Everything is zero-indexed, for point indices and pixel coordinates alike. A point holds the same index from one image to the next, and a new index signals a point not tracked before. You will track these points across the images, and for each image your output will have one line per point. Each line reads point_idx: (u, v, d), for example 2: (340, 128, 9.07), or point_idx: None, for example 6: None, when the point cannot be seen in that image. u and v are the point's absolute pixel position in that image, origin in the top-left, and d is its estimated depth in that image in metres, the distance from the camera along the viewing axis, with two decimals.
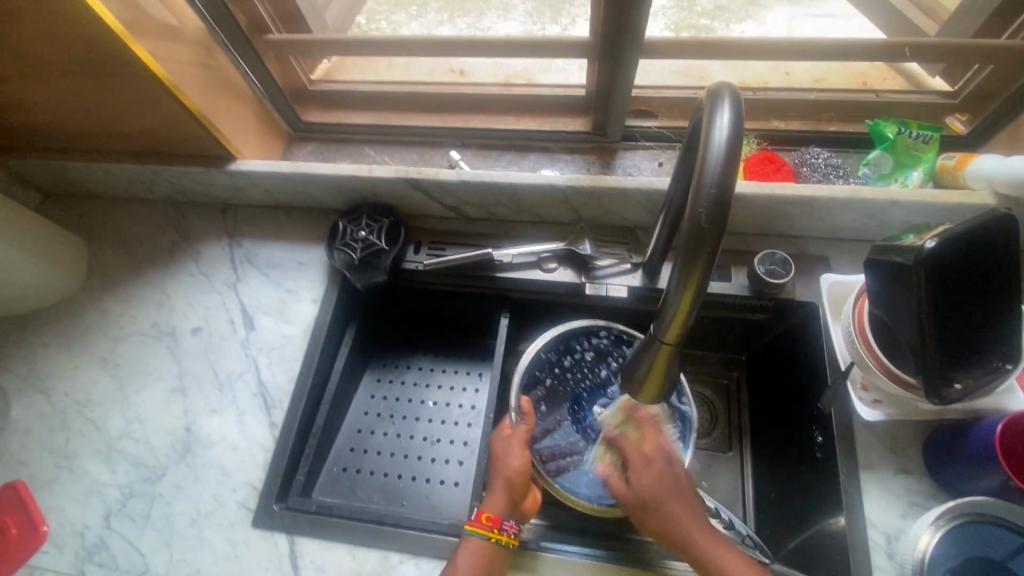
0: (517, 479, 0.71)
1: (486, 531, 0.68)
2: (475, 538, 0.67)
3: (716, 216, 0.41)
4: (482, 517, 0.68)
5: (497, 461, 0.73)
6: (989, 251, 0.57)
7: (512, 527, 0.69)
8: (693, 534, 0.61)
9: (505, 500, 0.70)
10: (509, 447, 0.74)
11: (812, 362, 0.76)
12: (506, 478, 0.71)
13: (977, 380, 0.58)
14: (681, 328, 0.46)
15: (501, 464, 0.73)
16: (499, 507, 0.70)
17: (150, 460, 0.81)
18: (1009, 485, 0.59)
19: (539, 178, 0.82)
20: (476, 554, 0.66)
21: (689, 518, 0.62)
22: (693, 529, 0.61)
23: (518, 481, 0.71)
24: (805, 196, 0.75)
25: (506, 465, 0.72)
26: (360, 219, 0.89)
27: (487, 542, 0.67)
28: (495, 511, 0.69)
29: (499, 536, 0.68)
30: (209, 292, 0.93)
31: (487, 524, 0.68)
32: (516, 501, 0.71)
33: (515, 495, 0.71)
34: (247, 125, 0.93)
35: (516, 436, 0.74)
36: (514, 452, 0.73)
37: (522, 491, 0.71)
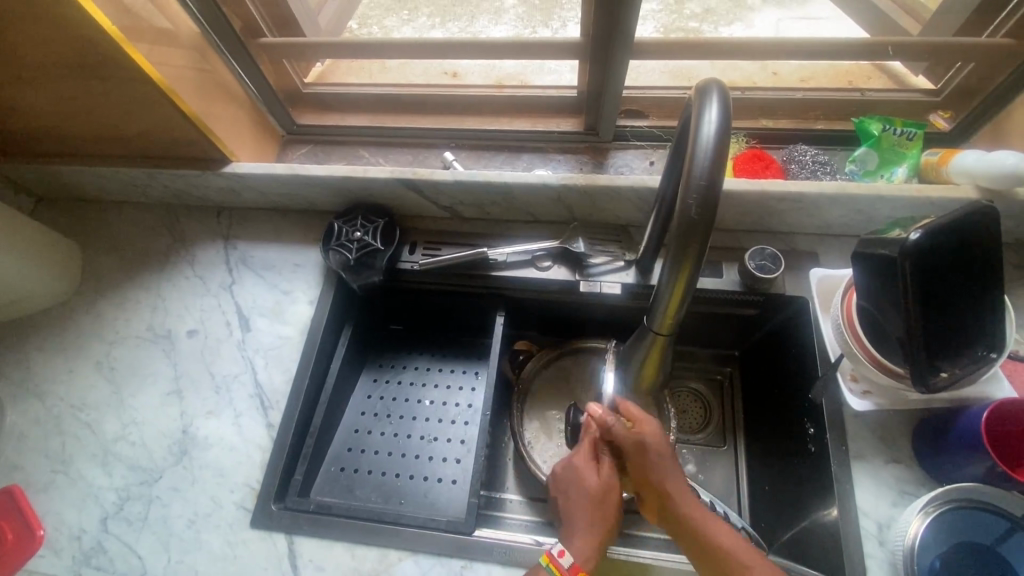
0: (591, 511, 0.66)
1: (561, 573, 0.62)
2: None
3: (705, 208, 0.42)
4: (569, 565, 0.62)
5: (568, 491, 0.69)
6: (971, 241, 0.58)
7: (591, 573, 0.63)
8: (683, 499, 0.61)
9: (583, 540, 0.65)
10: (579, 469, 0.69)
11: (803, 356, 0.77)
12: (582, 514, 0.66)
13: (963, 368, 0.59)
14: (675, 318, 0.48)
15: (580, 492, 0.68)
16: (581, 553, 0.63)
17: (147, 463, 0.81)
18: (994, 472, 0.61)
19: (533, 177, 0.83)
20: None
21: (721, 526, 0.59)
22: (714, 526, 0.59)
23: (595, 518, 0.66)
24: (793, 192, 0.76)
25: (592, 498, 0.67)
26: (355, 221, 0.90)
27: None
28: (576, 557, 0.63)
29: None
30: (205, 295, 0.93)
31: (565, 567, 0.62)
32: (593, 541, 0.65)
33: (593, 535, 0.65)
34: (242, 128, 0.93)
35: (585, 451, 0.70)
36: (586, 480, 0.68)
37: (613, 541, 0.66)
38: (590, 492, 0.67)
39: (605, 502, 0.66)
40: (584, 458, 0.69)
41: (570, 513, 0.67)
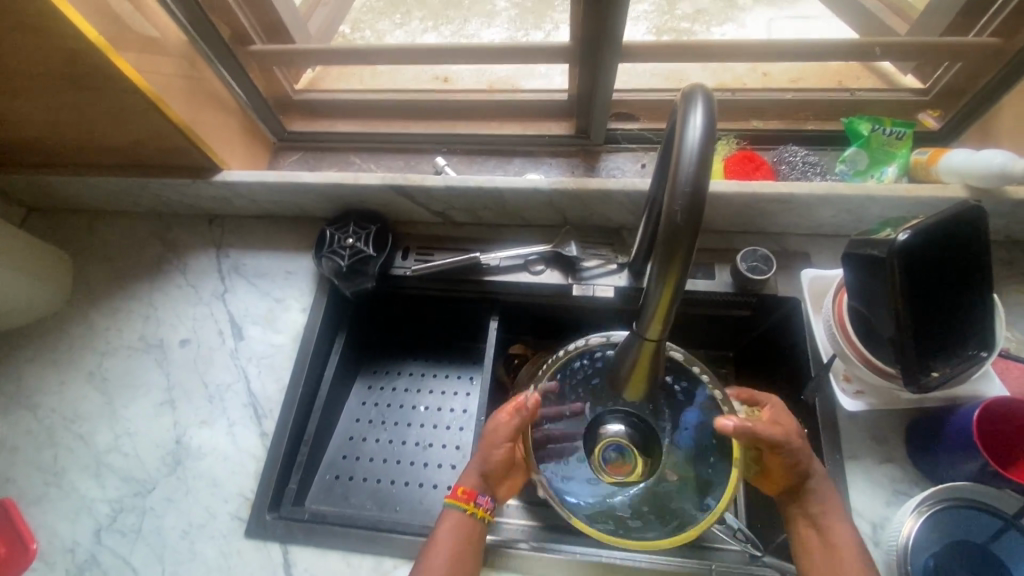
0: (495, 452, 0.65)
1: (461, 504, 0.65)
2: (450, 510, 0.65)
3: (690, 214, 0.42)
4: (458, 490, 0.66)
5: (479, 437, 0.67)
6: (958, 241, 0.59)
7: (487, 502, 0.66)
8: (821, 483, 0.62)
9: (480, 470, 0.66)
10: (497, 424, 0.66)
11: (796, 357, 0.77)
12: (485, 457, 0.66)
13: (953, 367, 0.59)
14: (664, 323, 0.47)
15: (486, 435, 0.66)
16: (472, 480, 0.66)
17: (141, 474, 0.81)
18: (988, 470, 0.61)
19: (524, 181, 0.83)
20: (452, 529, 0.64)
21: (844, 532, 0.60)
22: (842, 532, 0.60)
23: (499, 460, 0.65)
24: (783, 193, 0.77)
25: (487, 440, 0.66)
26: (347, 227, 0.89)
27: (463, 515, 0.64)
28: (467, 483, 0.66)
29: (473, 509, 0.65)
30: (197, 304, 0.93)
31: (462, 496, 0.65)
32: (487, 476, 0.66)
33: (489, 468, 0.66)
34: (232, 135, 0.93)
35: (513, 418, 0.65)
36: (502, 431, 0.65)
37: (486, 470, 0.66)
38: (502, 444, 0.65)
39: (490, 438, 0.65)
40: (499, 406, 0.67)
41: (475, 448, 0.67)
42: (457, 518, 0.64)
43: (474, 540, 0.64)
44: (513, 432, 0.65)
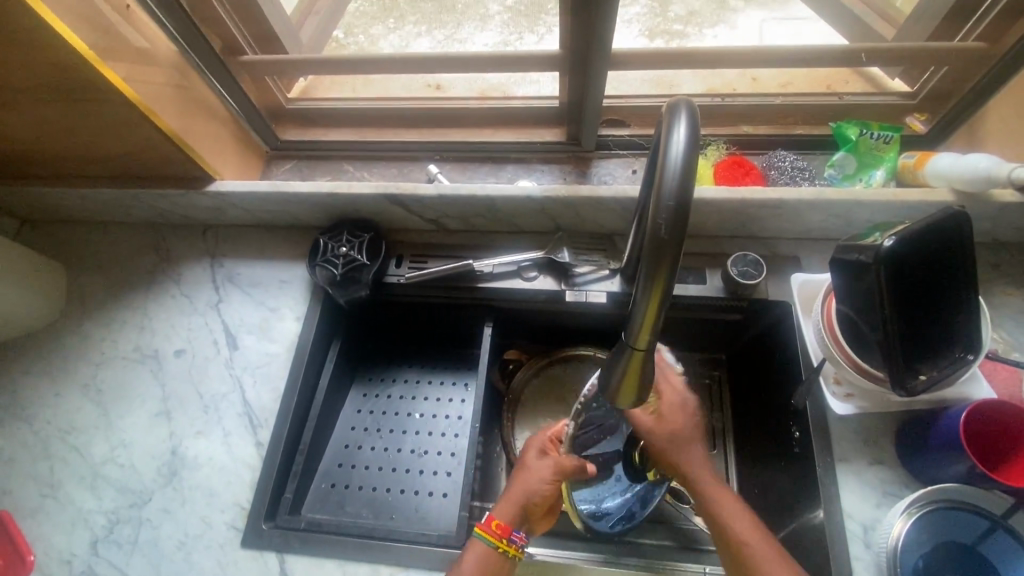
0: (535, 492, 0.67)
1: (495, 539, 0.65)
2: (483, 543, 0.65)
3: (675, 227, 0.43)
4: (493, 524, 0.66)
5: (520, 477, 0.68)
6: (944, 245, 0.59)
7: (520, 539, 0.66)
8: (705, 486, 0.64)
9: (519, 507, 0.66)
10: (542, 469, 0.68)
11: (787, 361, 0.78)
12: (526, 497, 0.67)
13: (940, 369, 0.60)
14: (651, 333, 0.47)
15: (527, 475, 0.68)
16: (509, 517, 0.66)
17: (136, 486, 0.81)
18: (975, 473, 0.61)
19: (515, 189, 0.84)
20: (479, 562, 0.64)
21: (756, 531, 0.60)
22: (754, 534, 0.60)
23: (539, 501, 0.67)
24: (773, 198, 0.77)
25: (524, 478, 0.68)
26: (340, 236, 0.90)
27: (494, 551, 0.65)
28: (504, 520, 0.66)
29: (506, 546, 0.65)
30: (191, 314, 0.93)
31: (495, 532, 0.65)
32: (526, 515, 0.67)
33: (526, 506, 0.67)
34: (224, 145, 0.93)
35: (556, 461, 0.68)
36: (545, 474, 0.67)
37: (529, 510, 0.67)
38: (544, 486, 0.67)
39: (527, 479, 0.68)
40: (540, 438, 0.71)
41: (512, 487, 0.68)
42: (486, 551, 0.65)
43: (500, 572, 0.65)
44: (557, 478, 0.67)
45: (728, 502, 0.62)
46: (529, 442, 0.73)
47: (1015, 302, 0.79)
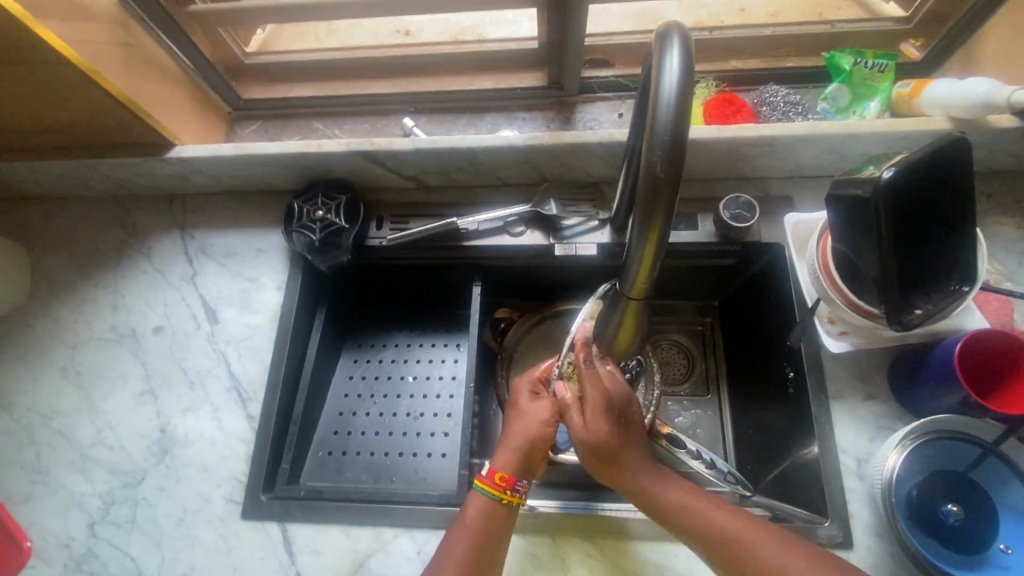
0: (535, 435, 0.67)
1: (498, 490, 0.64)
2: (485, 497, 0.64)
3: (671, 166, 0.40)
4: (495, 476, 0.65)
5: (517, 423, 0.69)
6: (943, 175, 0.57)
7: (523, 486, 0.66)
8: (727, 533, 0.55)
9: (520, 452, 0.66)
10: (538, 411, 0.69)
11: (782, 304, 0.77)
12: (526, 441, 0.67)
13: (936, 303, 0.59)
14: (647, 281, 0.45)
15: (526, 419, 0.69)
16: (512, 466, 0.65)
17: (128, 466, 0.79)
18: (969, 402, 0.62)
19: (496, 139, 0.80)
20: (484, 513, 0.64)
21: (737, 527, 0.55)
22: (745, 545, 0.54)
23: (538, 445, 0.67)
24: (765, 136, 0.74)
25: (523, 422, 0.68)
26: (315, 199, 0.85)
27: (499, 502, 0.64)
28: (507, 470, 0.65)
29: (509, 496, 0.65)
30: (166, 289, 0.89)
31: (498, 483, 0.65)
32: (527, 460, 0.67)
33: (527, 450, 0.67)
34: (181, 106, 0.87)
35: (550, 401, 0.69)
36: (541, 416, 0.69)
37: (532, 458, 0.67)
38: (542, 427, 0.68)
39: (526, 426, 0.68)
40: (528, 379, 0.73)
41: (510, 433, 0.68)
42: (491, 503, 0.64)
43: (505, 521, 0.64)
44: (552, 417, 0.69)
45: (696, 504, 0.58)
46: (516, 386, 0.73)
47: (1008, 232, 0.78)
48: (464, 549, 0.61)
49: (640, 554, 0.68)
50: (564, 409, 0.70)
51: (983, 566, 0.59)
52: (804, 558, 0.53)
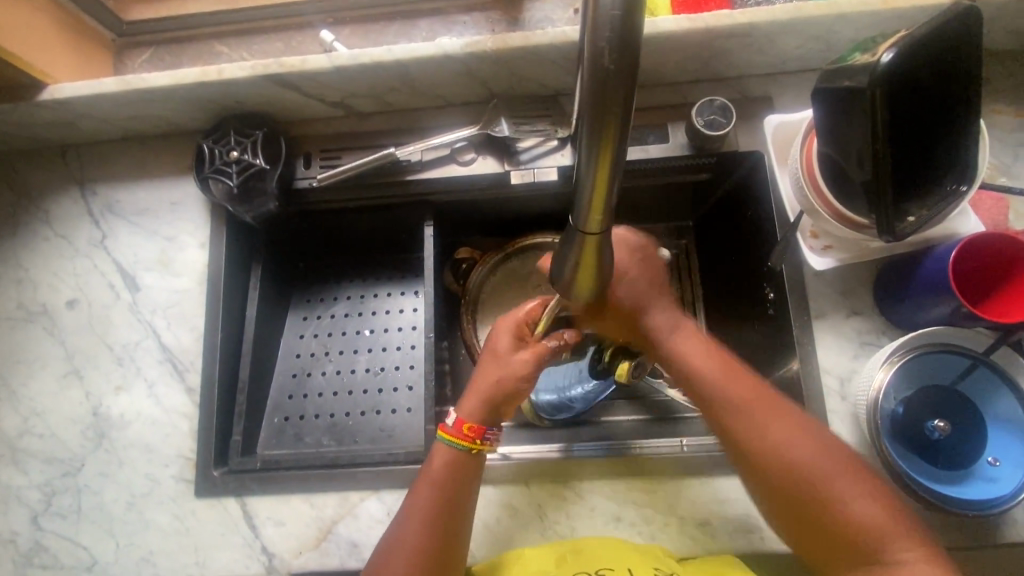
0: (508, 387, 0.62)
1: (467, 443, 0.60)
2: (452, 448, 0.60)
3: (622, 53, 0.31)
4: (463, 428, 0.60)
5: (493, 368, 0.63)
6: (944, 57, 0.49)
7: (493, 436, 0.62)
8: (786, 452, 0.54)
9: (489, 403, 0.62)
10: (518, 357, 0.63)
11: (761, 220, 0.70)
12: (497, 392, 0.62)
13: (931, 208, 0.52)
14: (604, 211, 0.37)
15: (501, 367, 0.62)
16: (478, 417, 0.61)
17: (64, 454, 0.72)
18: (961, 312, 0.57)
19: (428, 47, 0.67)
20: (451, 464, 0.60)
21: (731, 389, 0.57)
22: (753, 414, 0.55)
23: (507, 398, 0.62)
24: (740, 24, 0.64)
25: (500, 367, 0.62)
26: (227, 138, 0.73)
27: (466, 453, 0.60)
28: (472, 420, 0.61)
29: (478, 445, 0.61)
30: (75, 257, 0.78)
31: (466, 434, 0.60)
32: (495, 411, 0.62)
33: (493, 400, 0.62)
34: (48, 35, 0.71)
35: (535, 348, 0.63)
36: (519, 369, 0.62)
37: (500, 407, 0.63)
38: (518, 378, 0.62)
39: (505, 375, 0.62)
40: (513, 320, 0.65)
41: (481, 380, 0.63)
42: (458, 454, 0.61)
43: (471, 470, 0.61)
44: (531, 372, 0.62)
45: (717, 371, 0.59)
46: (499, 323, 0.66)
47: (1005, 121, 0.71)
48: (430, 507, 0.58)
49: (617, 494, 0.66)
50: (546, 359, 0.63)
51: (970, 480, 0.57)
52: (817, 445, 0.54)
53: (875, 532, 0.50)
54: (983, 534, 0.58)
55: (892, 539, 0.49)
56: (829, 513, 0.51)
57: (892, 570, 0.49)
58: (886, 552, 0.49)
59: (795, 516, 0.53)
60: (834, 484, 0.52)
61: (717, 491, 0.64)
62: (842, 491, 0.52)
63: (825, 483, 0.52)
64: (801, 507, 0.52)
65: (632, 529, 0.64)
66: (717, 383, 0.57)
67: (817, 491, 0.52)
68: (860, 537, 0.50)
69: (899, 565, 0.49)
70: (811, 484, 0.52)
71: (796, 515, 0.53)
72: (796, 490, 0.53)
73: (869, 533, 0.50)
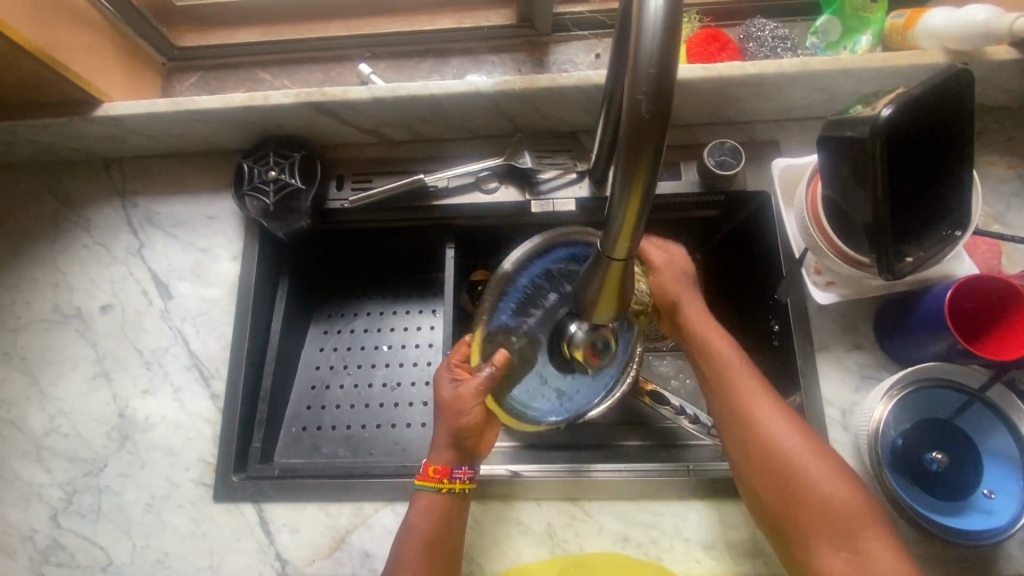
0: (463, 426, 0.64)
1: (434, 484, 0.63)
2: (427, 494, 0.63)
3: (657, 103, 0.36)
4: (428, 471, 0.64)
5: (443, 414, 0.65)
6: (939, 113, 0.54)
7: (464, 473, 0.64)
8: (779, 441, 0.58)
9: (450, 446, 0.65)
10: (462, 400, 0.64)
11: (767, 256, 0.74)
12: (454, 433, 0.64)
13: (927, 251, 0.56)
14: (631, 238, 0.41)
15: (447, 411, 0.65)
16: (444, 459, 0.64)
17: (87, 453, 0.75)
18: (955, 349, 0.61)
19: (461, 84, 0.72)
20: (429, 508, 0.63)
21: (740, 385, 0.62)
22: (753, 405, 0.61)
23: (467, 432, 0.65)
24: (751, 74, 0.69)
25: (447, 412, 0.65)
26: (266, 158, 0.78)
27: (438, 495, 0.63)
28: (439, 463, 0.64)
29: (449, 486, 0.63)
30: (112, 264, 0.82)
31: (432, 476, 0.63)
32: (463, 452, 0.66)
33: (457, 442, 0.65)
34: (107, 58, 0.77)
35: (473, 386, 0.64)
36: (462, 408, 0.64)
37: (468, 439, 0.65)
38: (467, 416, 0.64)
39: (453, 417, 0.64)
40: (447, 365, 0.67)
41: (438, 427, 0.66)
42: (433, 497, 0.63)
43: (455, 512, 0.63)
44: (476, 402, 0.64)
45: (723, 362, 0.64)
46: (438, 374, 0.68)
47: (998, 171, 0.75)
48: (415, 549, 0.60)
49: (624, 514, 0.67)
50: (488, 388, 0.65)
51: (966, 511, 0.59)
52: (801, 435, 0.59)
53: (852, 523, 0.54)
54: (980, 566, 0.60)
55: (863, 527, 0.54)
56: (812, 498, 0.55)
57: (857, 555, 0.53)
58: (859, 538, 0.53)
59: (788, 505, 0.56)
60: (804, 456, 0.57)
61: (721, 515, 0.66)
62: (810, 463, 0.57)
63: (809, 468, 0.56)
64: (781, 483, 0.57)
65: (638, 549, 0.66)
66: (728, 376, 0.63)
67: (793, 460, 0.57)
68: (839, 522, 0.54)
69: (867, 555, 0.53)
70: (795, 473, 0.56)
71: (792, 508, 0.56)
72: (786, 481, 0.56)
73: (846, 517, 0.54)
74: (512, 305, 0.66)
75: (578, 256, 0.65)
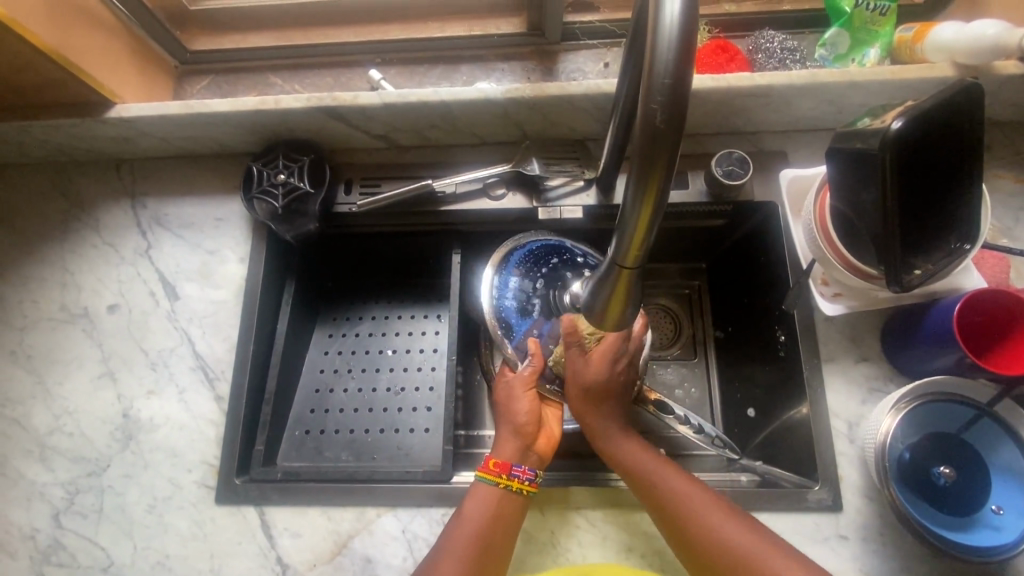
0: (524, 420, 0.68)
1: (494, 478, 0.64)
2: (484, 485, 0.64)
3: (672, 111, 0.36)
4: (490, 463, 0.65)
5: (501, 409, 0.70)
6: (949, 126, 0.54)
7: (524, 472, 0.64)
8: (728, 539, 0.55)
9: (515, 441, 0.67)
10: (512, 392, 0.70)
11: (774, 266, 0.74)
12: (516, 426, 0.68)
13: (936, 263, 0.56)
14: (642, 248, 0.41)
15: (505, 407, 0.70)
16: (509, 452, 0.66)
17: (91, 453, 0.74)
18: (964, 362, 0.60)
19: (471, 91, 0.73)
20: (488, 503, 0.62)
21: (680, 492, 0.59)
22: (692, 507, 0.58)
23: (528, 425, 0.68)
24: (761, 85, 0.69)
25: (507, 409, 0.69)
26: (276, 161, 0.79)
27: (497, 489, 0.63)
28: (504, 456, 0.66)
29: (506, 482, 0.64)
30: (119, 264, 0.82)
31: (494, 470, 0.64)
32: (528, 445, 0.67)
33: (522, 437, 0.67)
34: (120, 60, 0.77)
35: (519, 378, 0.71)
36: (518, 401, 0.69)
37: (531, 433, 0.68)
38: (523, 412, 0.69)
39: (511, 412, 0.69)
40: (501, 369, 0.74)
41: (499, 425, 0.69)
42: (490, 491, 0.63)
43: (514, 518, 0.63)
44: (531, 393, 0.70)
45: (656, 468, 0.62)
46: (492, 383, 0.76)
47: (1005, 185, 0.75)
48: (468, 543, 0.59)
49: (628, 524, 0.67)
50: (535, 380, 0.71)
51: (975, 527, 0.59)
52: (741, 525, 0.56)
53: None
54: None
55: None
56: None
57: None
58: None
59: None
60: (722, 529, 0.56)
61: None
62: (730, 536, 0.55)
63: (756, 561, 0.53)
64: (699, 561, 0.56)
65: (643, 560, 0.65)
66: (662, 485, 0.60)
67: (700, 532, 0.56)
68: None
69: None
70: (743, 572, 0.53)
71: None
72: None
73: None
74: (516, 316, 0.74)
75: (533, 249, 0.77)
